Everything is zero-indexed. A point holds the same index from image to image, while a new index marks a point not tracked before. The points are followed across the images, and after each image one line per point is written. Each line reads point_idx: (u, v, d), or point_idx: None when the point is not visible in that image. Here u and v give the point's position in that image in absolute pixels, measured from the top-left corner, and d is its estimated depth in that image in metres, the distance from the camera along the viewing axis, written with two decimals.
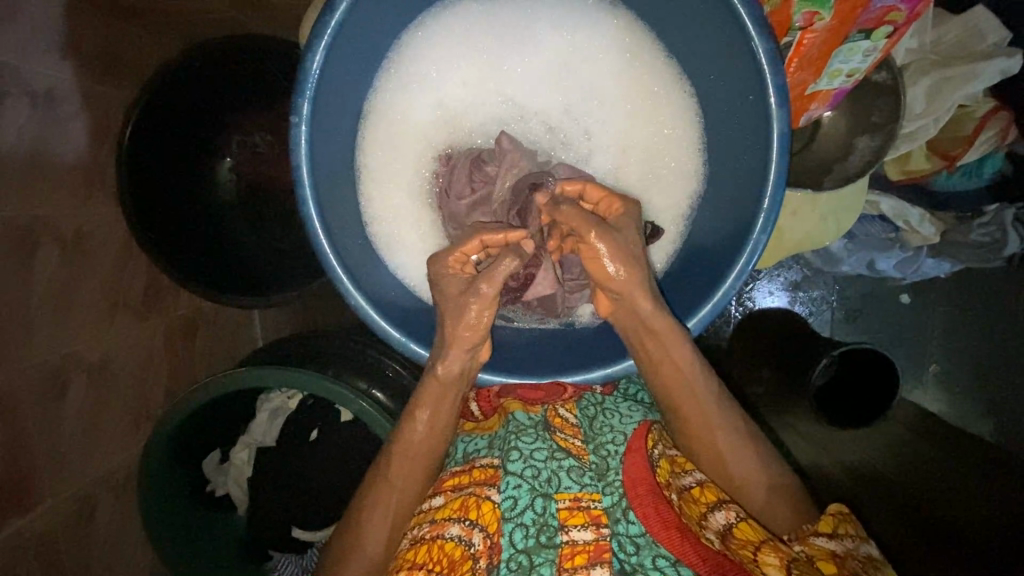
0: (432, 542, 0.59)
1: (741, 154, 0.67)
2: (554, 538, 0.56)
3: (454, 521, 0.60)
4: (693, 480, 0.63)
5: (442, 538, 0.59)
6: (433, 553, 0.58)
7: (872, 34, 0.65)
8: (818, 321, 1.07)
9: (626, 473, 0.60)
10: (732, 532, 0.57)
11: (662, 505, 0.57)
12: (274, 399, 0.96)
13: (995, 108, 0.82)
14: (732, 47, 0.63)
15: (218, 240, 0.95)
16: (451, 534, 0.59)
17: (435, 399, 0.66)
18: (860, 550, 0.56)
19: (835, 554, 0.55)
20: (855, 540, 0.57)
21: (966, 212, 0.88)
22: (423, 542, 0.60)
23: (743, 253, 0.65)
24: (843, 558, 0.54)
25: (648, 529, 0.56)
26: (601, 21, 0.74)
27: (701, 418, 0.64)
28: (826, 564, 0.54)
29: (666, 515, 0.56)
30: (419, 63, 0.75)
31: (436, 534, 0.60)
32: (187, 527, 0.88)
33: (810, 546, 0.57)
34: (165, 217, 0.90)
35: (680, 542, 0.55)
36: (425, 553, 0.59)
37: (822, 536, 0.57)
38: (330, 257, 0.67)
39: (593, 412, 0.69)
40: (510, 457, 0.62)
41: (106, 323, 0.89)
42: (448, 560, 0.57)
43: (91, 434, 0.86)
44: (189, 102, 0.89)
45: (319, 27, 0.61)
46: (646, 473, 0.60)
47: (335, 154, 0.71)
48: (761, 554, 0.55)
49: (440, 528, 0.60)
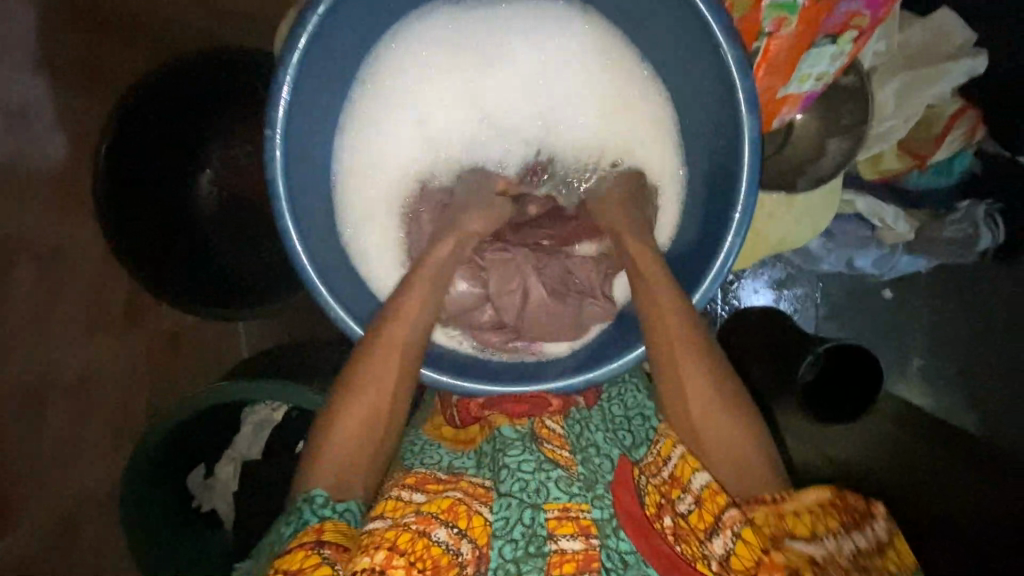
0: (418, 536, 0.56)
1: (716, 158, 0.68)
2: (542, 547, 0.58)
3: (442, 524, 0.58)
4: (699, 485, 0.60)
5: (429, 539, 0.57)
6: (416, 547, 0.56)
7: (838, 38, 0.67)
8: (802, 318, 1.07)
9: (621, 508, 0.59)
10: (731, 557, 0.55)
11: (654, 539, 0.58)
12: (259, 412, 0.93)
13: (963, 109, 0.84)
14: (703, 50, 0.63)
15: (199, 245, 0.94)
16: (437, 537, 0.57)
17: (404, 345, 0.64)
18: (843, 547, 0.54)
19: (812, 559, 0.53)
20: (839, 537, 0.54)
21: (939, 208, 0.90)
22: (405, 529, 0.57)
23: (719, 255, 0.66)
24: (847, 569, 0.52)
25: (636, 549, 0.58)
26: (574, 26, 0.75)
27: (696, 392, 0.62)
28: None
29: (667, 553, 0.57)
30: (394, 69, 0.75)
31: (422, 529, 0.57)
32: (166, 541, 0.87)
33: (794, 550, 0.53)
34: (153, 212, 0.91)
35: (676, 569, 0.56)
36: (409, 543, 0.56)
37: (800, 539, 0.54)
38: (307, 267, 0.67)
39: (580, 428, 0.68)
40: (501, 476, 0.62)
41: (85, 338, 0.88)
42: (434, 563, 0.56)
43: (71, 447, 0.86)
44: (165, 111, 0.88)
45: (291, 41, 0.62)
46: (636, 506, 0.59)
47: (309, 165, 0.70)
48: (771, 554, 0.53)
49: (425, 525, 0.58)
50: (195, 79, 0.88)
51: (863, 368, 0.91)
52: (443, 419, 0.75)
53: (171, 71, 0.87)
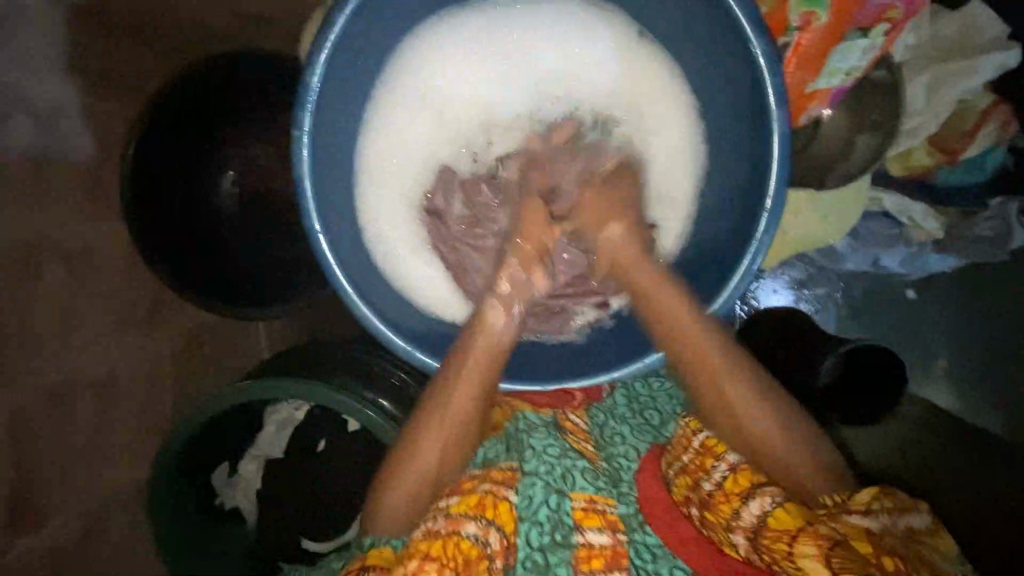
0: (448, 538, 0.60)
1: (742, 158, 0.67)
2: (569, 537, 0.60)
3: (471, 519, 0.61)
4: (727, 468, 0.64)
5: (460, 535, 0.60)
6: (450, 549, 0.60)
7: (870, 31, 0.68)
8: (822, 318, 1.02)
9: (640, 492, 0.66)
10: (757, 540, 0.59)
11: (685, 529, 0.63)
12: (279, 411, 0.94)
13: (996, 102, 0.82)
14: (730, 45, 0.63)
15: (205, 227, 0.94)
16: (468, 533, 0.61)
17: (466, 415, 0.66)
18: (896, 523, 0.57)
19: (869, 531, 0.55)
20: (891, 513, 0.57)
21: (970, 206, 0.88)
22: (439, 536, 0.61)
23: (746, 253, 0.65)
24: (879, 536, 0.55)
25: (666, 541, 0.63)
26: (595, 25, 0.74)
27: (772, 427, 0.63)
28: (860, 542, 0.54)
29: (682, 532, 0.63)
30: (418, 66, 0.75)
31: (451, 529, 0.61)
32: (178, 529, 0.87)
33: (843, 523, 0.56)
34: (165, 209, 0.90)
35: (696, 556, 0.62)
36: (442, 548, 0.60)
37: (856, 513, 0.57)
38: (334, 267, 0.67)
39: (604, 419, 0.72)
40: (527, 457, 0.64)
41: (113, 339, 0.90)
42: (464, 557, 0.60)
43: (101, 449, 0.88)
44: (187, 103, 0.87)
45: (318, 45, 0.63)
46: (660, 492, 0.66)
47: (335, 167, 0.71)
48: (809, 527, 0.57)
49: (455, 525, 0.61)
50: (226, 78, 0.89)
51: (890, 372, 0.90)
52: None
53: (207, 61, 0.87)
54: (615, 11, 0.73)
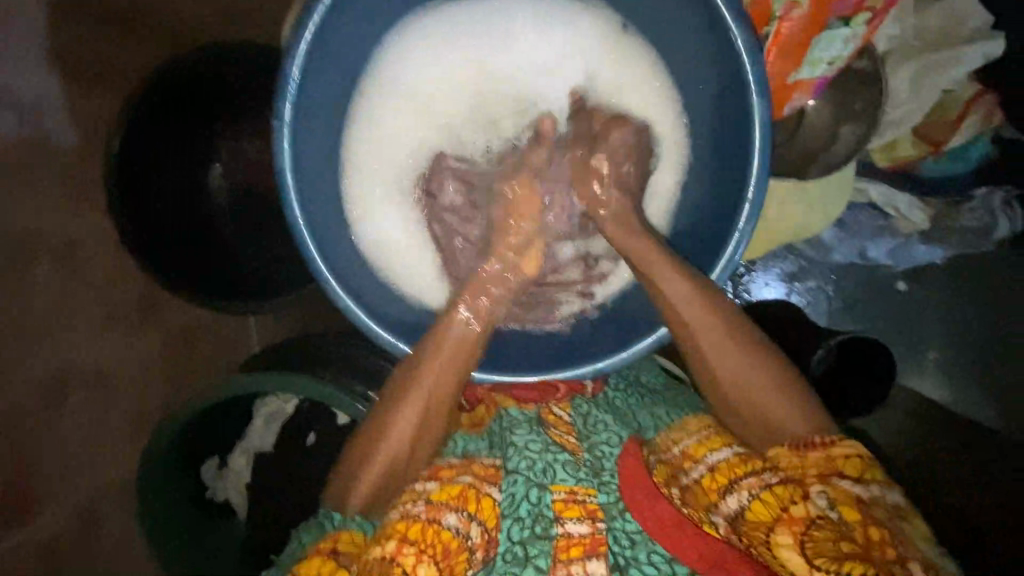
0: (428, 524, 0.58)
1: (725, 146, 0.67)
2: (550, 529, 0.59)
3: (451, 510, 0.60)
4: (705, 467, 0.61)
5: (438, 525, 0.59)
6: (427, 535, 0.58)
7: (851, 20, 0.67)
8: (814, 311, 1.03)
9: (622, 472, 0.61)
10: (744, 513, 0.57)
11: (663, 506, 0.58)
12: (270, 404, 0.94)
13: (980, 92, 0.82)
14: (711, 34, 0.63)
15: (196, 221, 0.94)
16: (447, 523, 0.59)
17: (439, 395, 0.65)
18: (886, 497, 0.54)
19: (859, 499, 0.53)
20: (881, 486, 0.54)
21: (955, 196, 0.89)
22: (416, 520, 0.59)
23: (730, 242, 0.65)
24: (868, 506, 0.53)
25: (645, 528, 0.59)
26: (577, 15, 0.74)
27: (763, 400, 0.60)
28: (847, 510, 0.52)
29: (664, 515, 0.58)
30: (401, 57, 0.74)
31: (430, 517, 0.59)
32: (175, 518, 0.88)
33: (831, 487, 0.54)
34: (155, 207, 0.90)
35: (679, 537, 0.57)
36: (419, 532, 0.58)
37: (847, 479, 0.54)
38: (315, 258, 0.67)
39: (587, 409, 0.70)
40: (509, 453, 0.64)
41: (101, 334, 0.90)
42: (443, 548, 0.58)
43: (90, 444, 0.88)
44: (169, 96, 0.86)
45: (297, 36, 0.62)
46: (644, 475, 0.60)
47: (318, 158, 0.70)
48: (789, 509, 0.55)
49: (433, 512, 0.60)
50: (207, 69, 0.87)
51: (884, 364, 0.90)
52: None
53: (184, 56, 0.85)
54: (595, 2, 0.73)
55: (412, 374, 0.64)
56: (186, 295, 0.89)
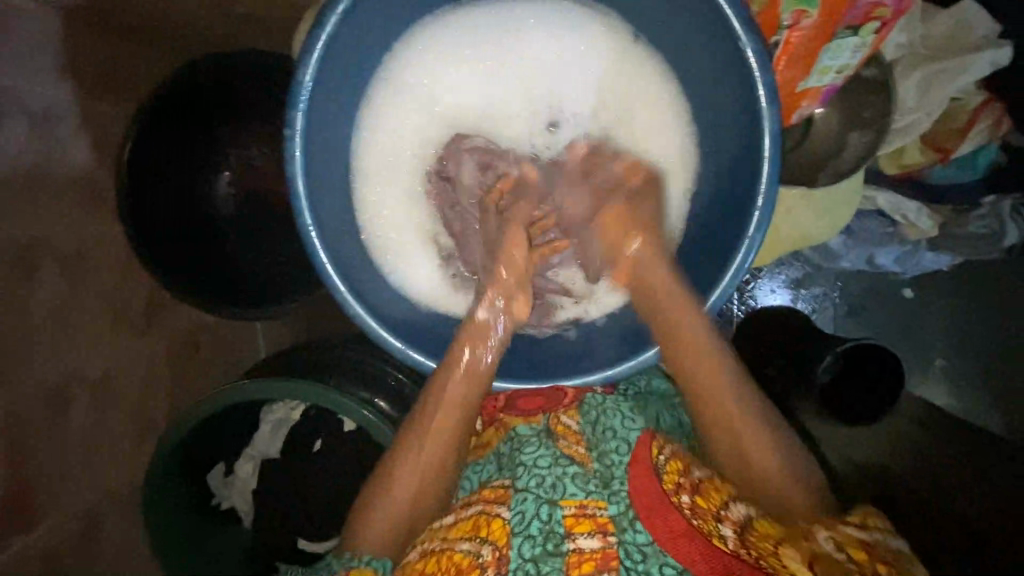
0: (443, 552, 0.60)
1: (734, 154, 0.68)
2: (561, 545, 0.57)
3: (465, 538, 0.61)
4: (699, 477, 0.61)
5: (453, 551, 0.60)
6: (444, 565, 0.59)
7: (859, 29, 0.67)
8: (820, 320, 1.02)
9: (632, 486, 0.59)
10: (748, 532, 0.57)
11: (669, 513, 0.56)
12: (276, 411, 0.95)
13: (988, 100, 0.83)
14: (721, 42, 0.63)
15: (202, 228, 0.95)
16: (462, 549, 0.60)
17: (444, 432, 0.67)
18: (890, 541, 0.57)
19: (864, 542, 0.56)
20: (883, 533, 0.58)
21: (964, 204, 0.88)
22: (433, 554, 0.61)
23: (739, 250, 0.65)
24: (873, 547, 0.55)
25: (655, 537, 0.56)
26: (587, 25, 0.74)
27: (748, 442, 0.62)
28: (857, 551, 0.54)
29: (673, 522, 0.55)
30: (411, 67, 0.75)
31: (447, 546, 0.61)
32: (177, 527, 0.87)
33: (840, 533, 0.57)
34: (161, 216, 0.89)
35: (688, 549, 0.54)
36: (436, 565, 0.60)
37: (852, 526, 0.57)
38: (325, 266, 0.67)
39: (595, 415, 0.68)
40: (518, 473, 0.63)
41: (108, 339, 0.90)
42: (457, 570, 0.58)
43: (96, 449, 0.88)
44: (178, 107, 0.87)
45: (309, 43, 0.62)
46: (652, 483, 0.58)
47: (329, 165, 0.70)
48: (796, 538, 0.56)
49: (449, 543, 0.61)
50: (218, 76, 0.88)
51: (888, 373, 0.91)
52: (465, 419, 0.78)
53: (191, 67, 0.85)
54: (605, 11, 0.73)
55: (426, 411, 0.67)
56: (184, 297, 0.88)
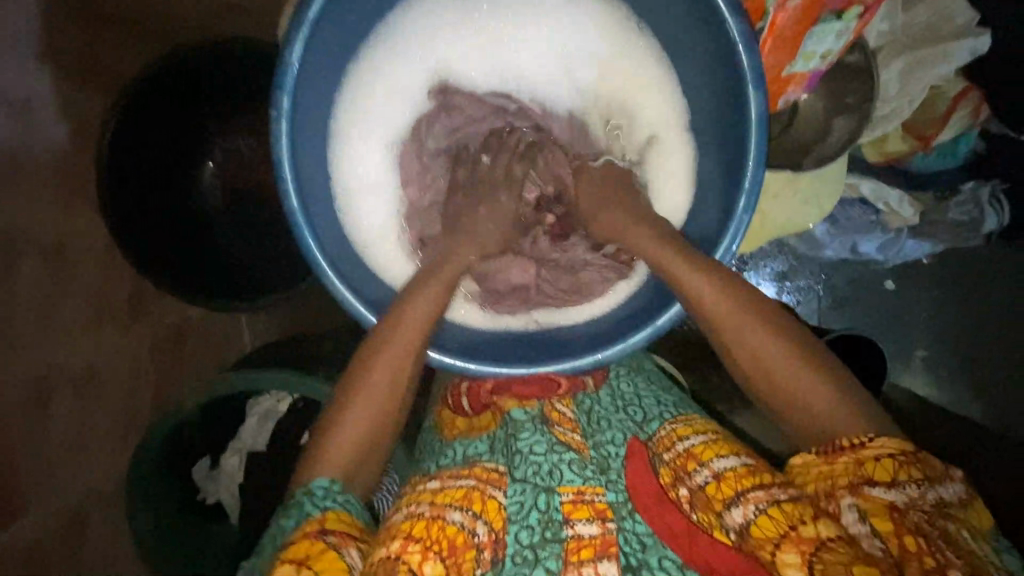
0: (433, 520, 0.58)
1: (716, 135, 0.68)
2: (559, 532, 0.60)
3: (456, 508, 0.60)
4: (707, 476, 0.59)
5: (444, 521, 0.58)
6: (433, 531, 0.57)
7: (843, 13, 0.68)
8: (805, 310, 1.04)
9: None
10: (749, 528, 0.52)
11: None
12: (262, 403, 0.92)
13: (965, 90, 0.84)
14: (708, 29, 0.64)
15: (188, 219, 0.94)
16: (453, 519, 0.59)
17: (383, 401, 0.61)
18: (929, 498, 0.47)
19: (891, 507, 0.46)
20: (922, 487, 0.47)
21: (944, 191, 0.91)
22: (421, 518, 0.58)
23: (726, 234, 0.65)
24: (901, 514, 0.46)
25: (655, 530, 0.59)
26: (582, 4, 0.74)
27: (760, 364, 0.56)
28: (878, 521, 0.46)
29: None
30: (402, 43, 0.73)
31: (436, 514, 0.59)
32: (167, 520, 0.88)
33: (860, 498, 0.48)
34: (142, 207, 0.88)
35: (687, 542, 0.57)
36: (424, 529, 0.57)
37: (879, 486, 0.47)
38: (311, 249, 0.66)
39: (591, 405, 0.70)
40: (516, 461, 0.64)
41: (91, 332, 0.88)
42: (450, 543, 0.57)
43: (77, 444, 0.86)
44: (163, 92, 0.86)
45: (295, 25, 0.61)
46: None
47: (314, 148, 0.69)
48: (799, 528, 0.49)
49: (439, 510, 0.59)
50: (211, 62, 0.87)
51: (873, 363, 0.92)
52: (452, 409, 0.73)
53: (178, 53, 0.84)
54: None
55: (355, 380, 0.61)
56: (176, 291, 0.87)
